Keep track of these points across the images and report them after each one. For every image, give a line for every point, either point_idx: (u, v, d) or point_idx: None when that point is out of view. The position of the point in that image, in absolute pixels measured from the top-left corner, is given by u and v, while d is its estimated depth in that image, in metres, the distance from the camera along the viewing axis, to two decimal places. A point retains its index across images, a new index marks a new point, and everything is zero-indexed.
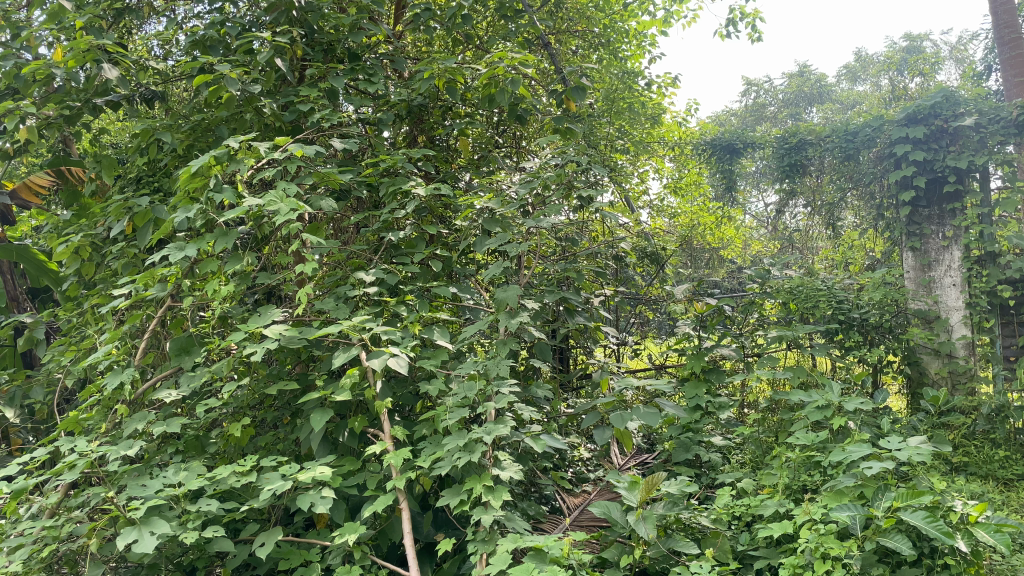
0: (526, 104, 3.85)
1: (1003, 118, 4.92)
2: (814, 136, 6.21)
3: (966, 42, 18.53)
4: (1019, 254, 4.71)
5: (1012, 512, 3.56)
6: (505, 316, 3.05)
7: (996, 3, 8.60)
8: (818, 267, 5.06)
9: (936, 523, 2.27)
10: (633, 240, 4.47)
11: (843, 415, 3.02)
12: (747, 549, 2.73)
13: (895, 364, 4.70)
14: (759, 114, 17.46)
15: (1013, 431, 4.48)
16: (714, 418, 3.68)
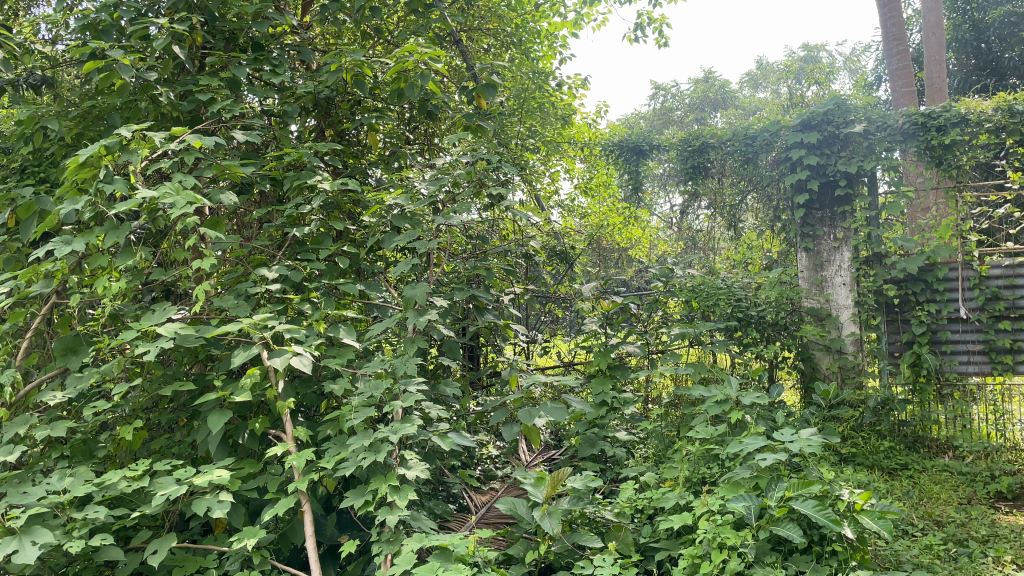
0: (436, 100, 3.81)
1: (890, 126, 5.15)
2: (718, 139, 6.15)
3: (859, 53, 19.50)
4: (903, 256, 5.06)
5: (895, 499, 3.75)
6: (414, 314, 3.02)
7: (885, 16, 9.09)
8: (719, 267, 5.25)
9: (825, 511, 2.37)
10: (543, 238, 4.50)
11: (741, 409, 3.11)
12: (648, 541, 2.79)
13: (789, 360, 5.04)
14: (666, 118, 17.95)
15: (897, 423, 4.90)
16: (619, 414, 3.72)
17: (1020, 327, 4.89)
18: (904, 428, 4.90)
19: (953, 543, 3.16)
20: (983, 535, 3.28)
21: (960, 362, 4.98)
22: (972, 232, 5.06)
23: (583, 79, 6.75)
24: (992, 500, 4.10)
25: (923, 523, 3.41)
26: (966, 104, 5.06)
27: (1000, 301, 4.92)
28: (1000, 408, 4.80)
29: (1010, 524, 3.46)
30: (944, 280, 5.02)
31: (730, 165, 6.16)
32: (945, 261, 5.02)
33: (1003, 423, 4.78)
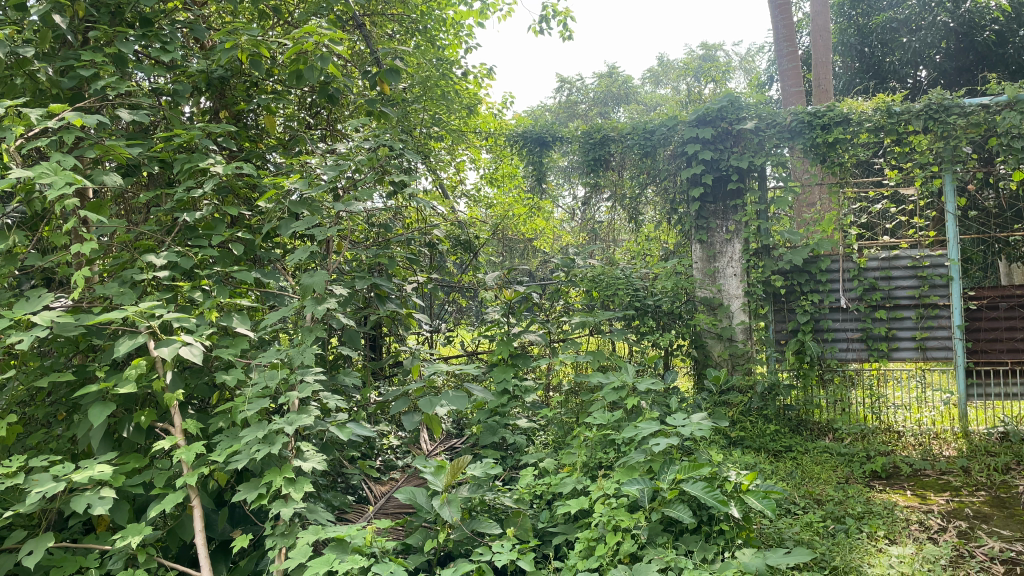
0: (338, 84, 3.71)
1: (779, 124, 5.34)
2: (619, 132, 5.87)
3: (753, 54, 20.26)
4: (789, 248, 5.33)
5: (779, 479, 3.93)
6: (311, 303, 2.94)
7: (778, 17, 9.45)
8: (619, 257, 5.40)
9: (713, 492, 2.47)
10: (446, 227, 4.48)
11: (636, 395, 3.20)
12: (546, 526, 2.83)
13: (684, 348, 5.17)
14: (571, 112, 18.18)
15: (781, 407, 5.12)
16: (520, 402, 3.74)
17: (894, 316, 5.22)
18: (788, 412, 5.13)
19: (831, 520, 3.34)
20: (859, 512, 3.48)
21: (840, 349, 5.28)
22: (852, 226, 5.38)
23: (489, 69, 6.74)
24: (867, 479, 4.37)
25: (805, 502, 3.58)
26: (848, 104, 5.24)
27: (877, 292, 5.22)
28: (875, 393, 5.14)
29: (882, 501, 3.69)
30: (827, 271, 5.31)
31: (630, 158, 5.92)
32: (827, 254, 5.29)
33: (879, 407, 5.10)
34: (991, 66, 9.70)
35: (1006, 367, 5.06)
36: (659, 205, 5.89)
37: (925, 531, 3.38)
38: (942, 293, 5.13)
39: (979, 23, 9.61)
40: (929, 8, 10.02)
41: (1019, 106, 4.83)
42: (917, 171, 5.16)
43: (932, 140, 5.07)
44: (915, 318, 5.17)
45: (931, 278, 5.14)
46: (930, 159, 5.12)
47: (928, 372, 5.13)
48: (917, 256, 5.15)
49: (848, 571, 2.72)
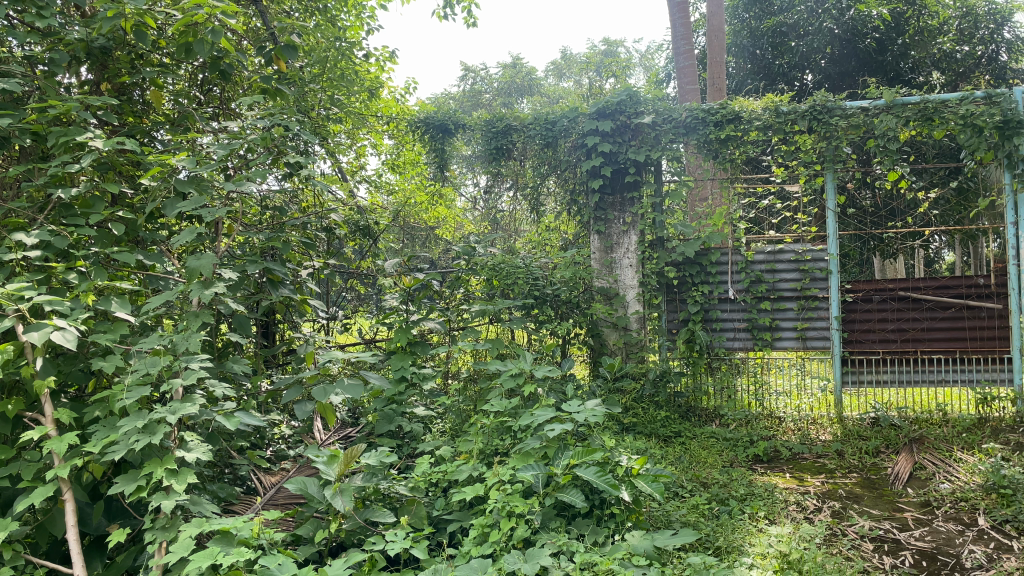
0: (230, 59, 3.54)
1: (675, 119, 5.47)
2: (521, 122, 5.77)
3: (653, 52, 20.75)
4: (682, 240, 5.50)
5: (668, 464, 4.05)
6: (197, 287, 2.81)
7: (676, 16, 9.70)
8: (520, 246, 5.43)
9: (604, 477, 2.54)
10: (345, 211, 4.38)
11: (533, 382, 3.22)
12: (441, 514, 2.81)
13: (580, 336, 5.25)
14: (475, 100, 18.16)
15: (672, 394, 5.32)
16: (418, 390, 3.69)
17: (777, 307, 5.43)
18: (678, 399, 5.32)
19: (715, 502, 3.46)
20: (742, 494, 3.63)
21: (727, 338, 5.51)
22: (740, 220, 5.61)
23: (392, 53, 6.64)
24: (749, 462, 4.58)
25: (692, 485, 3.71)
26: (739, 103, 5.42)
27: (762, 283, 5.44)
28: (759, 380, 5.36)
29: (763, 483, 3.86)
30: (716, 264, 5.51)
31: (532, 148, 5.86)
32: (717, 247, 5.50)
33: (762, 394, 5.34)
34: (871, 72, 10.25)
35: (879, 356, 5.31)
36: (559, 196, 5.88)
37: (802, 511, 3.56)
38: (822, 286, 5.36)
39: (861, 30, 10.12)
40: (816, 15, 10.44)
41: (895, 110, 5.09)
42: (800, 169, 5.37)
43: (816, 139, 5.28)
44: (797, 309, 5.40)
45: (812, 271, 5.36)
46: (814, 158, 5.31)
47: (807, 361, 5.36)
48: (800, 250, 5.38)
49: (729, 550, 2.82)
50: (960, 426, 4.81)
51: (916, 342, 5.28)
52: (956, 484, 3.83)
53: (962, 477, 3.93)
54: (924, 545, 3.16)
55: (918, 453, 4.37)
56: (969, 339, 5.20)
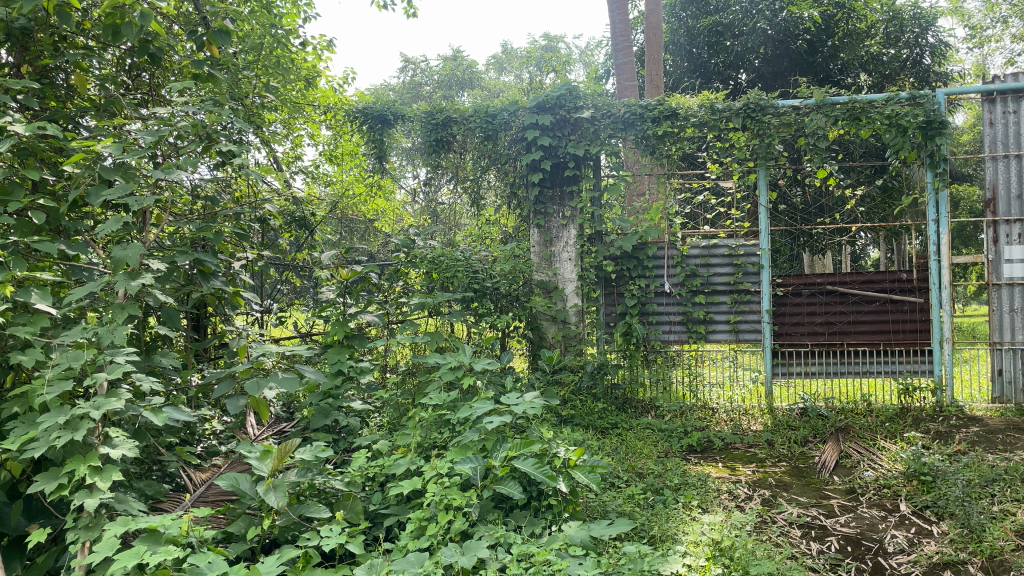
0: (159, 42, 3.42)
1: (613, 115, 5.53)
2: (461, 114, 5.74)
3: (593, 49, 20.92)
4: (620, 235, 5.57)
5: (605, 455, 4.09)
6: (124, 278, 2.71)
7: (615, 12, 9.79)
8: (459, 240, 5.42)
9: (542, 468, 2.56)
10: (280, 202, 4.29)
11: (472, 375, 3.21)
12: (378, 509, 2.78)
13: (520, 329, 5.28)
14: (415, 93, 18.03)
15: (609, 386, 5.37)
16: (355, 383, 3.64)
17: (711, 300, 5.54)
18: (615, 391, 5.38)
19: (650, 492, 3.52)
20: (676, 484, 3.70)
21: (663, 331, 5.61)
22: (677, 215, 5.70)
23: (329, 41, 6.53)
24: (684, 452, 4.67)
25: (628, 475, 3.76)
26: (676, 100, 5.52)
27: (697, 277, 5.55)
28: (693, 372, 5.48)
29: (697, 473, 3.94)
30: (653, 258, 5.60)
31: (472, 141, 5.82)
32: (654, 241, 5.58)
33: (696, 385, 5.46)
34: (802, 72, 10.53)
35: (807, 349, 5.48)
36: (499, 189, 5.85)
37: (734, 499, 3.65)
38: (754, 280, 5.49)
39: (793, 32, 10.38)
40: (751, 16, 10.64)
41: (825, 109, 5.25)
42: (734, 166, 5.50)
43: (749, 137, 5.41)
44: (730, 303, 5.52)
45: (744, 265, 5.49)
46: (747, 155, 5.44)
47: (739, 353, 5.51)
48: (733, 245, 5.50)
49: (663, 539, 2.87)
50: (884, 416, 4.97)
51: (843, 335, 5.46)
52: (879, 472, 3.98)
53: (885, 464, 4.08)
54: (849, 531, 3.27)
55: (844, 442, 4.51)
56: (892, 332, 5.39)
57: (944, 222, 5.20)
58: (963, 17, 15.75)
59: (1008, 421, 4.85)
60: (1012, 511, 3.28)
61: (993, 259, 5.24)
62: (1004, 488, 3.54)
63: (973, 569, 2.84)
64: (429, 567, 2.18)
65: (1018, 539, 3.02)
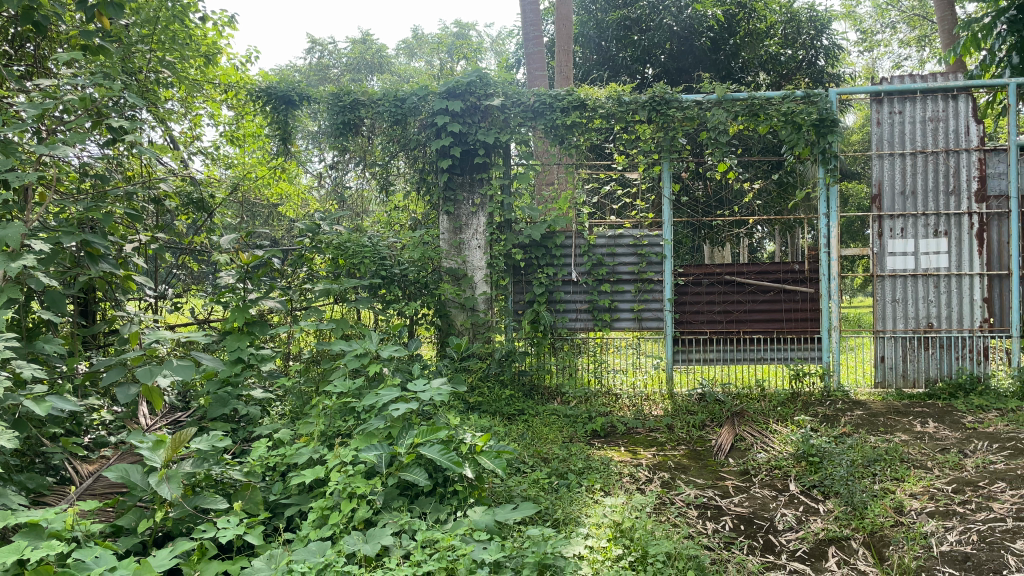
0: (42, 9, 3.20)
1: (523, 103, 5.55)
2: (369, 97, 5.62)
3: (504, 38, 20.95)
4: (529, 223, 5.62)
5: (511, 440, 4.12)
6: (1, 259, 2.53)
7: (526, 2, 9.81)
8: (368, 226, 5.36)
9: (448, 454, 2.55)
10: (177, 182, 4.11)
11: (378, 362, 3.17)
12: (278, 499, 2.71)
13: (428, 317, 5.33)
14: (323, 75, 17.62)
15: (516, 373, 5.42)
16: (255, 371, 3.52)
17: (616, 289, 5.66)
18: (522, 377, 5.43)
19: (555, 477, 3.57)
20: (580, 468, 3.76)
21: (570, 319, 5.70)
22: (584, 205, 5.78)
23: (231, 18, 6.29)
24: (588, 437, 4.76)
25: (533, 460, 3.79)
26: (585, 91, 5.57)
27: (602, 267, 5.65)
28: (598, 359, 5.58)
29: (600, 457, 4.03)
30: (561, 247, 5.67)
31: (381, 125, 5.70)
32: (562, 230, 5.65)
33: (601, 371, 5.56)
34: (705, 69, 10.77)
35: (705, 336, 5.66)
36: (408, 175, 5.78)
37: (635, 482, 3.75)
38: (657, 270, 5.64)
39: (698, 29, 10.65)
40: (657, 11, 10.78)
41: (725, 105, 5.42)
42: (640, 158, 5.61)
43: (653, 130, 5.53)
44: (634, 292, 5.66)
45: (648, 255, 5.63)
46: (652, 147, 5.56)
47: (643, 341, 5.64)
48: (638, 236, 5.63)
49: (567, 521, 2.92)
50: (776, 400, 5.21)
51: (739, 323, 5.67)
52: (771, 454, 4.16)
53: (776, 446, 4.27)
54: (743, 511, 3.40)
55: (739, 426, 4.69)
56: (784, 320, 5.63)
57: (833, 216, 5.45)
58: (855, 22, 16.65)
59: (889, 405, 5.16)
60: (891, 489, 3.50)
61: (877, 252, 5.55)
62: (885, 468, 3.77)
63: (855, 544, 3.02)
64: (331, 556, 2.16)
65: (896, 515, 3.22)
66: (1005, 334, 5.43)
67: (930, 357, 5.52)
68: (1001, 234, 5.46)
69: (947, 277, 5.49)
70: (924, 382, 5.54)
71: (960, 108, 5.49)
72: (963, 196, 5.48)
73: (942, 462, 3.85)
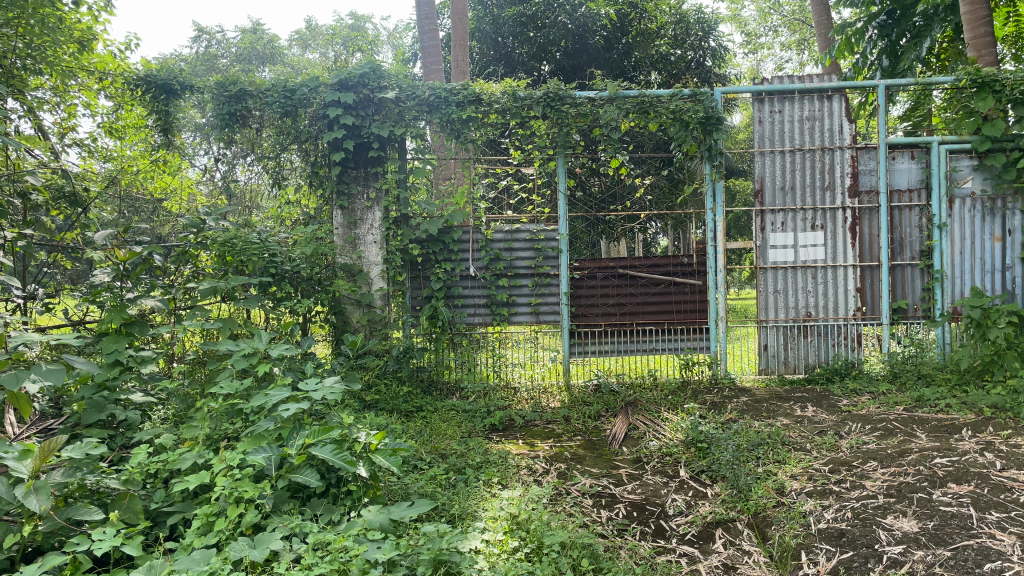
0: None
1: (417, 96, 5.47)
2: (258, 88, 5.40)
3: (401, 31, 20.74)
4: (426, 218, 5.57)
5: (408, 437, 4.08)
6: None
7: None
8: (256, 221, 5.23)
9: (341, 454, 2.50)
10: (46, 176, 3.85)
11: (267, 361, 3.07)
12: (161, 507, 2.58)
13: (322, 314, 5.24)
14: (211, 65, 16.95)
15: (414, 369, 5.38)
16: (135, 373, 3.34)
17: (513, 284, 5.70)
18: (421, 374, 5.41)
19: (453, 472, 3.56)
20: (478, 462, 3.76)
21: (468, 314, 5.71)
22: (481, 200, 5.79)
23: (108, 3, 5.96)
24: (486, 432, 4.77)
25: (430, 456, 3.76)
26: (479, 85, 5.56)
27: (500, 261, 5.68)
28: (497, 353, 5.61)
29: (498, 450, 4.04)
30: (458, 242, 5.66)
31: (270, 116, 5.50)
32: (459, 225, 5.64)
33: (499, 366, 5.58)
34: (600, 66, 10.95)
35: (601, 328, 5.77)
36: (301, 169, 5.63)
37: (532, 474, 3.77)
38: (554, 264, 5.70)
39: (592, 27, 10.83)
40: (552, 8, 10.86)
41: (617, 102, 5.54)
42: (535, 153, 5.66)
43: (548, 126, 5.57)
44: (531, 286, 5.71)
45: (545, 249, 5.68)
46: (547, 143, 5.61)
47: (540, 334, 5.69)
48: (534, 230, 5.67)
49: (463, 516, 2.91)
50: (667, 389, 5.40)
51: (633, 315, 5.80)
52: (663, 441, 4.29)
53: (667, 434, 4.40)
54: (636, 498, 3.49)
55: (633, 415, 4.80)
56: (674, 312, 5.80)
57: (719, 211, 5.66)
58: (740, 24, 17.41)
59: (772, 391, 5.41)
60: (773, 471, 3.67)
61: (760, 245, 5.80)
62: (767, 451, 3.94)
63: (740, 525, 3.15)
64: (216, 564, 2.08)
65: (777, 496, 3.37)
66: (876, 322, 5.76)
67: (808, 345, 5.84)
68: (872, 228, 5.79)
69: (824, 269, 5.79)
70: (804, 368, 5.85)
71: (835, 107, 5.80)
72: (837, 191, 5.79)
73: (819, 444, 4.06)
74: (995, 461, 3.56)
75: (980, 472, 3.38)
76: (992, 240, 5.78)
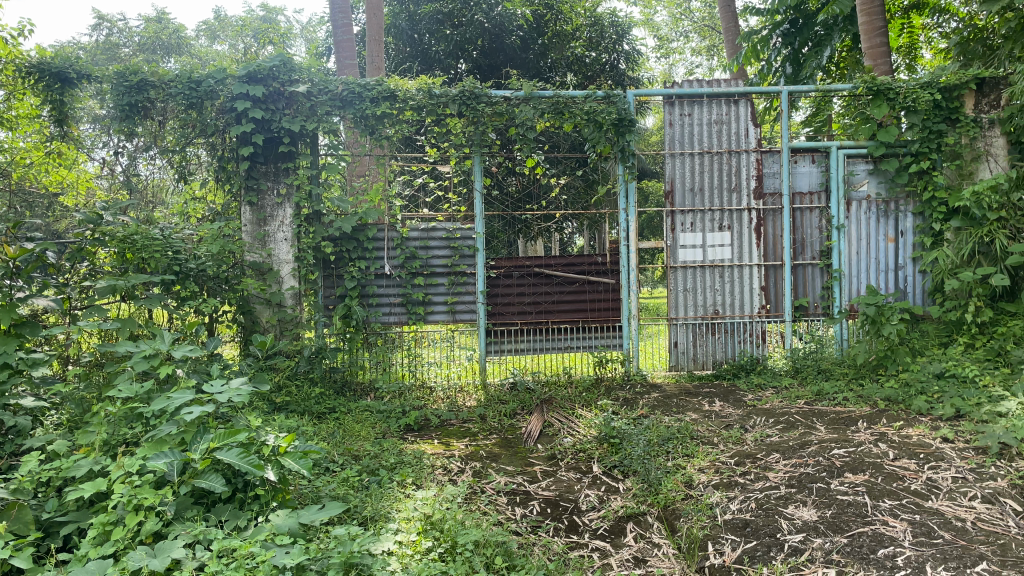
0: None
1: (330, 91, 5.36)
2: (160, 78, 5.16)
3: (315, 25, 20.32)
4: (339, 215, 5.47)
5: (320, 439, 4.00)
6: None
7: None
8: (159, 216, 5.03)
9: (248, 458, 2.43)
10: None
11: (169, 363, 2.95)
12: (53, 517, 2.45)
13: (229, 314, 5.10)
14: (111, 54, 16.20)
15: (327, 370, 5.28)
16: (25, 377, 3.16)
17: (429, 283, 5.67)
18: (334, 374, 5.32)
19: (366, 473, 3.50)
20: (392, 463, 3.72)
21: (383, 313, 5.64)
22: (396, 198, 5.74)
23: None
24: (401, 432, 4.73)
25: (343, 458, 3.70)
26: (394, 81, 5.49)
27: (416, 260, 5.63)
28: (413, 353, 5.57)
29: (412, 451, 4.01)
30: (373, 240, 5.58)
31: (174, 108, 5.27)
32: (374, 223, 5.56)
33: (415, 365, 5.54)
34: (516, 66, 10.98)
35: (517, 327, 5.80)
36: (208, 163, 5.45)
37: (446, 474, 3.76)
38: (470, 263, 5.70)
39: (507, 27, 10.87)
40: (468, 6, 10.80)
41: (533, 102, 5.57)
42: (451, 151, 5.64)
43: (464, 124, 5.54)
44: (447, 285, 5.69)
45: (461, 248, 5.67)
46: (462, 141, 5.59)
47: (457, 333, 5.69)
48: (450, 229, 5.65)
49: (376, 518, 2.87)
50: (581, 386, 5.48)
51: (549, 313, 5.85)
52: (576, 437, 4.34)
53: (581, 430, 4.46)
54: (550, 494, 3.52)
55: (547, 412, 4.84)
56: (589, 310, 5.88)
57: (631, 211, 5.75)
58: (652, 28, 17.75)
59: (682, 387, 5.56)
60: (682, 464, 3.76)
61: (670, 245, 5.95)
62: (677, 445, 4.04)
63: (650, 518, 3.22)
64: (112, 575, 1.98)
65: (686, 489, 3.46)
66: (779, 319, 5.98)
67: (716, 341, 6.02)
68: (776, 228, 6.01)
69: (730, 268, 5.98)
70: (712, 364, 6.03)
71: (741, 112, 5.99)
72: (743, 193, 5.99)
73: (725, 438, 4.19)
74: (887, 451, 3.76)
75: (874, 462, 3.56)
76: (886, 241, 6.08)
